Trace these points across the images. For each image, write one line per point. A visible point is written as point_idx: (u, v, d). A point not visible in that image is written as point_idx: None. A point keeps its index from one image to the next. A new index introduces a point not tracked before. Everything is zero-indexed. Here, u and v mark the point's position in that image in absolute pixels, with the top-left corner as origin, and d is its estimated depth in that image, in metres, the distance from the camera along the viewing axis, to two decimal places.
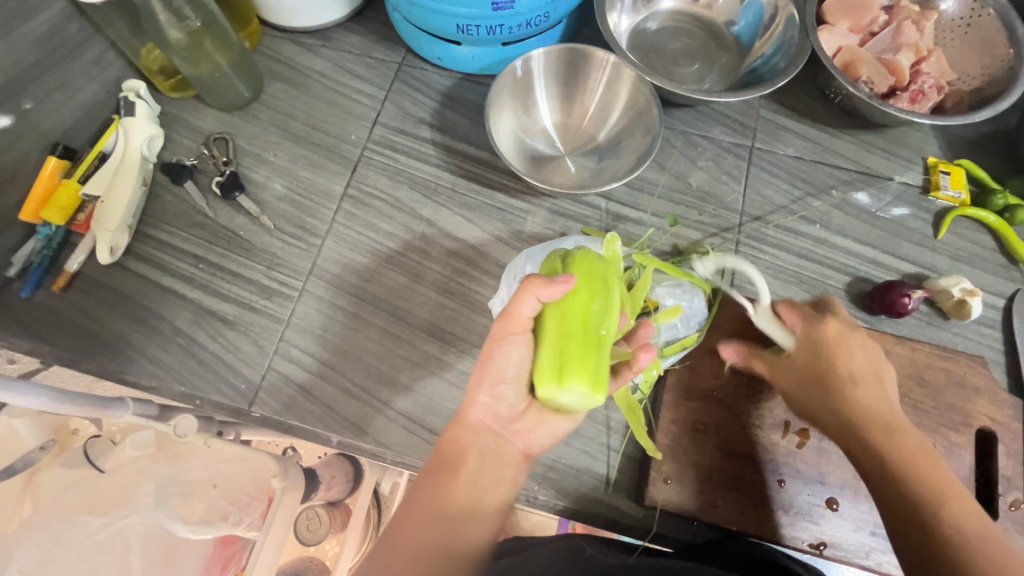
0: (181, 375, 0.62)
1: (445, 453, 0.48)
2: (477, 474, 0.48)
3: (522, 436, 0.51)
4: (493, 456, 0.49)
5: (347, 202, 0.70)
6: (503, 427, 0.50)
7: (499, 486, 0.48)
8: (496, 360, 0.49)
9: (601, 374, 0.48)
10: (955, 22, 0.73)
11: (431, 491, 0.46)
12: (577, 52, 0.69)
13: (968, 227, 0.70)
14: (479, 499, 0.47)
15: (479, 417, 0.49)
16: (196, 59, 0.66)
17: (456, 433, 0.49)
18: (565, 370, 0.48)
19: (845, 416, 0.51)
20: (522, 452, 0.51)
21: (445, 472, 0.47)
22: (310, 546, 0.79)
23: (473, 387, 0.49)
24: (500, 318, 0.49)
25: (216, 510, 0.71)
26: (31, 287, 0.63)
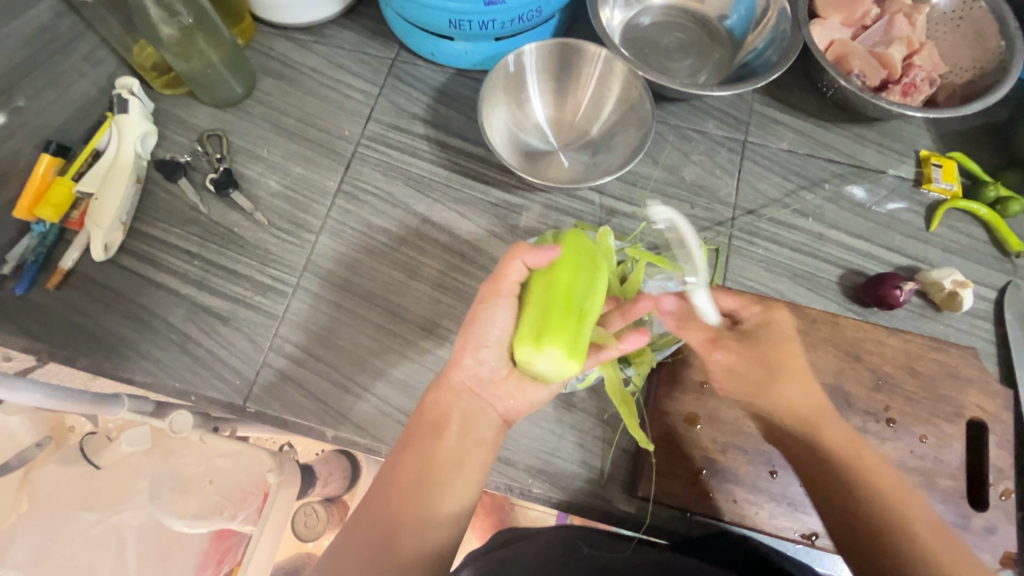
0: (176, 371, 0.62)
1: (427, 417, 0.49)
2: (460, 434, 0.48)
3: (503, 401, 0.51)
4: (476, 417, 0.50)
5: (341, 197, 0.70)
6: (485, 390, 0.50)
7: (481, 448, 0.49)
8: (479, 323, 0.50)
9: (579, 343, 0.48)
10: (948, 15, 0.73)
11: (413, 454, 0.47)
12: (570, 47, 0.69)
13: (960, 220, 0.70)
14: (461, 459, 0.47)
15: (462, 380, 0.50)
16: (188, 55, 0.66)
17: (439, 395, 0.50)
18: (544, 333, 0.47)
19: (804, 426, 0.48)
20: (502, 418, 0.51)
21: (427, 434, 0.48)
22: (309, 542, 0.80)
23: (457, 349, 0.50)
24: (489, 280, 0.51)
25: (211, 505, 0.71)
26: (26, 284, 0.63)
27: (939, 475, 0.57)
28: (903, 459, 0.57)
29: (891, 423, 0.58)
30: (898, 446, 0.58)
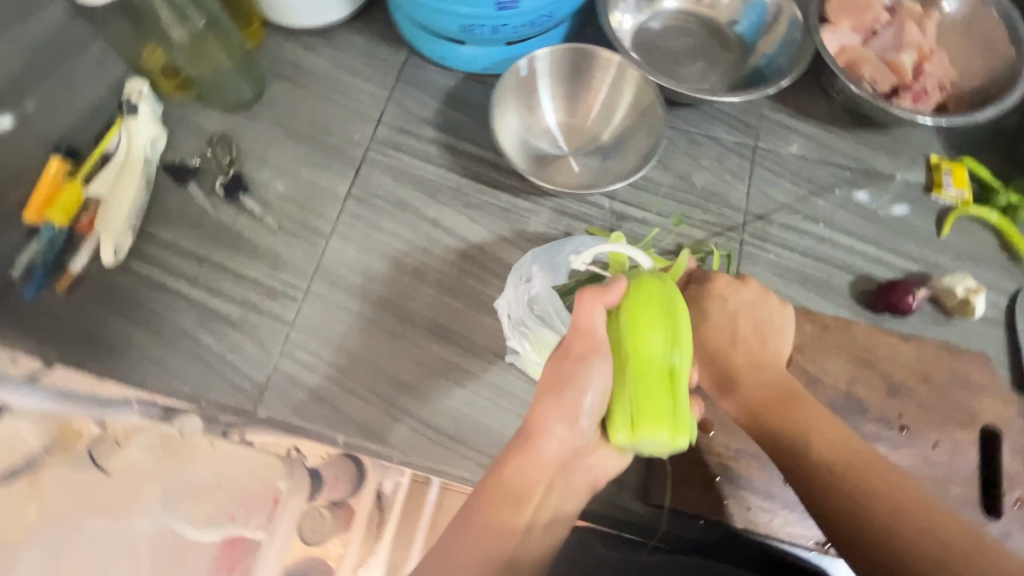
0: (186, 376, 0.62)
1: (511, 482, 0.45)
2: (542, 506, 0.46)
3: (591, 468, 0.50)
4: (561, 490, 0.48)
5: (351, 202, 0.70)
6: (576, 460, 0.49)
7: (559, 522, 0.47)
8: (574, 387, 0.47)
9: (678, 417, 0.46)
10: (954, 24, 0.73)
11: (491, 520, 0.43)
12: (581, 52, 0.70)
13: (971, 226, 0.70)
14: (537, 536, 0.45)
15: (553, 449, 0.47)
16: (198, 58, 0.67)
17: (525, 462, 0.46)
18: (641, 419, 0.46)
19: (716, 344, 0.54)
20: (588, 482, 0.51)
21: (510, 503, 0.45)
22: (314, 546, 0.69)
23: (550, 416, 0.47)
24: (574, 338, 0.48)
25: (221, 511, 0.68)
26: (35, 289, 0.63)
27: (953, 483, 0.57)
28: (917, 466, 0.57)
29: (904, 430, 0.58)
30: (911, 453, 0.58)
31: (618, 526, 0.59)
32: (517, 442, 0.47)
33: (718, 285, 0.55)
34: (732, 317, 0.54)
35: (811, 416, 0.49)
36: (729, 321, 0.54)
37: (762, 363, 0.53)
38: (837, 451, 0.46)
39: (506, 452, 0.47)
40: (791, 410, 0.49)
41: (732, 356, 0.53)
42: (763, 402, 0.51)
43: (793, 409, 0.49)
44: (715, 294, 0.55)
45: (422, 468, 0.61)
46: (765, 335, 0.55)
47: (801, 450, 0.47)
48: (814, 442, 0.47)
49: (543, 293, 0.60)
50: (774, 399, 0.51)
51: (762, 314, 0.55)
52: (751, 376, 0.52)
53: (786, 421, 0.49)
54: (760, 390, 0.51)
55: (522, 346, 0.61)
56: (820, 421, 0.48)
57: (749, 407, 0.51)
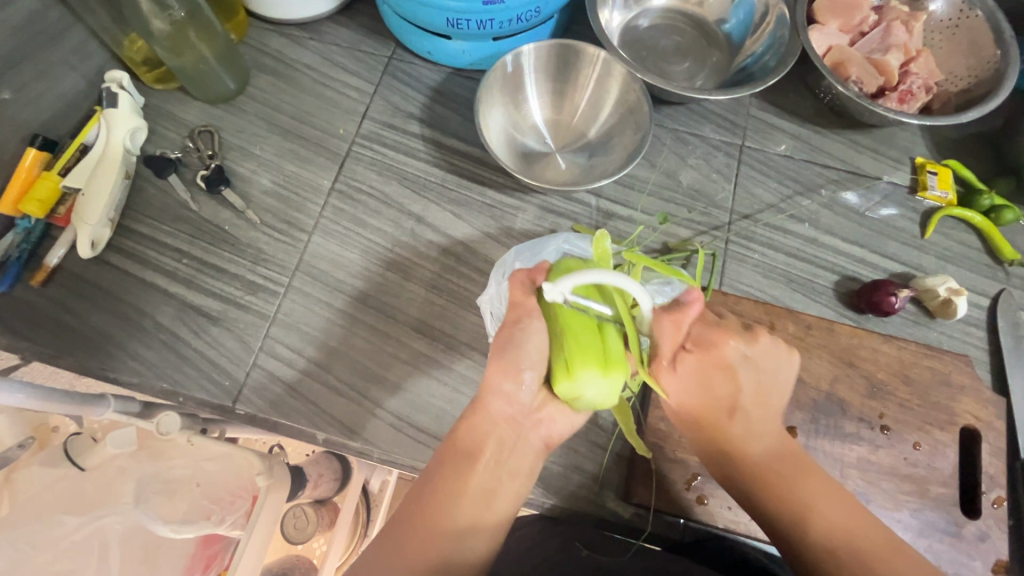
0: (164, 371, 0.61)
1: (462, 442, 0.47)
2: (494, 463, 0.47)
3: (542, 425, 0.51)
4: (513, 447, 0.49)
5: (335, 197, 0.69)
6: (525, 416, 0.49)
7: (516, 478, 0.48)
8: (516, 349, 0.48)
9: (608, 354, 0.48)
10: (944, 23, 0.73)
11: (444, 481, 0.46)
12: (568, 48, 0.69)
13: (954, 228, 0.70)
14: (493, 491, 0.47)
15: (500, 406, 0.48)
16: (179, 49, 0.65)
17: (474, 422, 0.48)
18: (573, 359, 0.46)
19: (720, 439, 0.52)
20: (543, 442, 0.51)
21: (461, 462, 0.47)
22: (298, 545, 0.77)
23: (496, 374, 0.48)
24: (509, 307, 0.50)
25: (198, 510, 0.69)
26: (10, 281, 0.61)
27: (932, 483, 0.57)
28: (897, 467, 0.57)
29: (885, 430, 0.59)
30: (891, 453, 0.58)
31: (602, 525, 0.58)
32: (469, 405, 0.49)
33: (725, 349, 0.51)
34: (731, 385, 0.52)
35: (814, 490, 0.48)
36: (730, 391, 0.52)
37: (762, 436, 0.52)
38: (839, 528, 0.46)
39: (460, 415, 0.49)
40: (793, 484, 0.49)
41: (733, 429, 0.52)
42: (766, 476, 0.50)
43: (794, 485, 0.49)
44: (717, 363, 0.51)
45: (403, 466, 0.60)
46: (763, 397, 0.53)
47: (800, 527, 0.47)
48: (817, 518, 0.47)
49: None
50: (776, 475, 0.50)
51: (765, 379, 0.52)
52: (752, 448, 0.51)
53: (789, 497, 0.48)
54: (758, 464, 0.51)
55: None
56: (821, 493, 0.48)
57: (749, 482, 0.51)
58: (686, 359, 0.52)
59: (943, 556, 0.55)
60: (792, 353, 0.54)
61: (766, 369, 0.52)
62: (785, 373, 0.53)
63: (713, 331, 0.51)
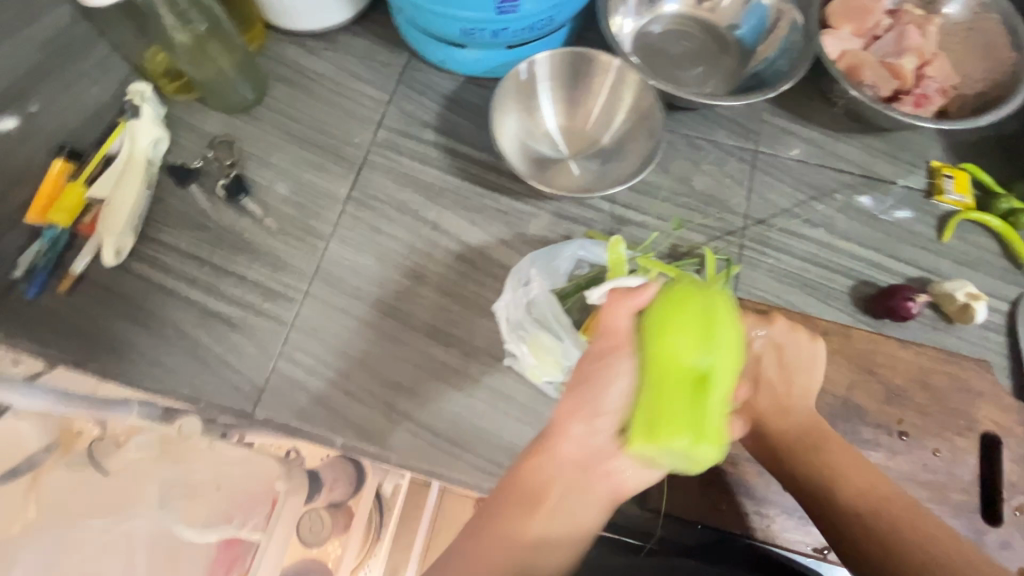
0: (186, 377, 0.64)
1: (528, 480, 0.45)
2: (559, 508, 0.44)
3: (614, 477, 0.44)
4: (580, 494, 0.44)
5: (351, 204, 0.70)
6: (594, 467, 0.44)
7: (579, 528, 0.44)
8: (592, 389, 0.43)
9: (704, 426, 0.37)
10: (959, 25, 0.73)
11: (508, 517, 0.43)
12: (580, 56, 0.70)
13: (972, 232, 0.70)
14: (556, 539, 0.43)
15: (572, 450, 0.44)
16: (198, 59, 0.67)
17: (542, 461, 0.45)
18: (659, 424, 0.38)
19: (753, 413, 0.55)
20: (611, 494, 0.45)
21: (523, 501, 0.44)
22: (312, 547, 0.69)
23: (566, 416, 0.44)
24: (597, 338, 0.45)
25: (217, 513, 0.62)
26: (36, 289, 0.63)
27: (952, 490, 0.57)
28: (916, 473, 0.57)
29: (903, 436, 0.58)
30: (910, 460, 0.57)
31: (617, 530, 0.58)
32: (538, 440, 0.46)
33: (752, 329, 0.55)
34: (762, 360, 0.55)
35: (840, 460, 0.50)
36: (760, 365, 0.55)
37: (790, 408, 0.54)
38: (863, 491, 0.48)
39: (527, 450, 0.46)
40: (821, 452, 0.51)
41: (757, 400, 0.55)
42: (799, 451, 0.52)
43: (820, 452, 0.51)
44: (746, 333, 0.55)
45: (420, 471, 0.61)
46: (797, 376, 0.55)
47: (828, 491, 0.49)
48: (843, 485, 0.49)
49: (540, 297, 0.61)
50: (802, 447, 0.52)
51: (788, 359, 0.55)
52: (783, 422, 0.53)
53: (817, 465, 0.50)
54: (788, 435, 0.53)
55: (519, 349, 0.61)
56: (851, 467, 0.50)
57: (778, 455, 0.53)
58: None
59: None
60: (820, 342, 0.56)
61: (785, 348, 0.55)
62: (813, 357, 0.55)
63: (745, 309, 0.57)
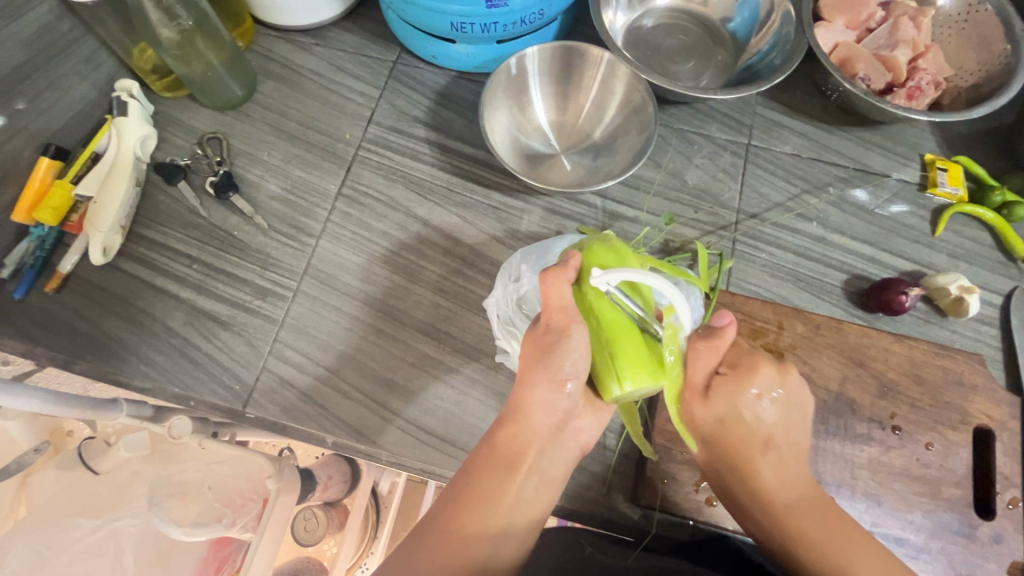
0: (176, 376, 0.62)
1: (501, 452, 0.49)
2: (531, 473, 0.49)
3: (580, 432, 0.52)
4: (549, 454, 0.50)
5: (341, 201, 0.70)
6: (563, 425, 0.51)
7: (550, 485, 0.50)
8: (560, 357, 0.48)
9: (653, 357, 0.51)
10: (952, 17, 0.73)
11: (483, 486, 0.48)
12: (572, 49, 0.69)
13: (966, 224, 0.69)
14: (527, 497, 0.49)
15: (541, 416, 0.49)
16: (188, 57, 0.66)
17: (513, 431, 0.49)
18: (627, 371, 0.49)
19: (754, 486, 0.53)
20: (579, 447, 0.52)
21: (499, 470, 0.49)
22: (308, 546, 0.79)
23: (536, 386, 0.49)
24: (552, 314, 0.49)
25: (210, 512, 0.69)
26: (24, 288, 0.62)
27: (946, 484, 0.56)
28: (909, 467, 0.57)
29: (896, 430, 0.58)
30: (903, 454, 0.57)
31: (610, 528, 0.58)
32: (507, 413, 0.50)
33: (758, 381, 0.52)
34: (763, 424, 0.53)
35: (846, 540, 0.49)
36: (764, 429, 0.53)
37: (796, 478, 0.53)
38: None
39: (498, 423, 0.50)
40: (826, 530, 0.50)
41: (762, 468, 0.53)
42: (802, 528, 0.51)
43: (827, 528, 0.50)
44: (745, 403, 0.53)
45: (412, 469, 0.60)
46: (794, 439, 0.54)
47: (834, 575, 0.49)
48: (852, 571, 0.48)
49: (531, 293, 0.61)
50: (808, 522, 0.51)
51: (791, 420, 0.53)
52: (785, 492, 0.52)
53: (822, 543, 0.50)
54: (795, 507, 0.52)
55: (511, 346, 0.61)
56: (859, 546, 0.49)
57: (782, 531, 0.52)
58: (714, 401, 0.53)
59: (957, 558, 0.55)
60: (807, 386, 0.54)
61: (788, 408, 0.53)
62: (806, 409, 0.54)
63: (751, 359, 0.53)
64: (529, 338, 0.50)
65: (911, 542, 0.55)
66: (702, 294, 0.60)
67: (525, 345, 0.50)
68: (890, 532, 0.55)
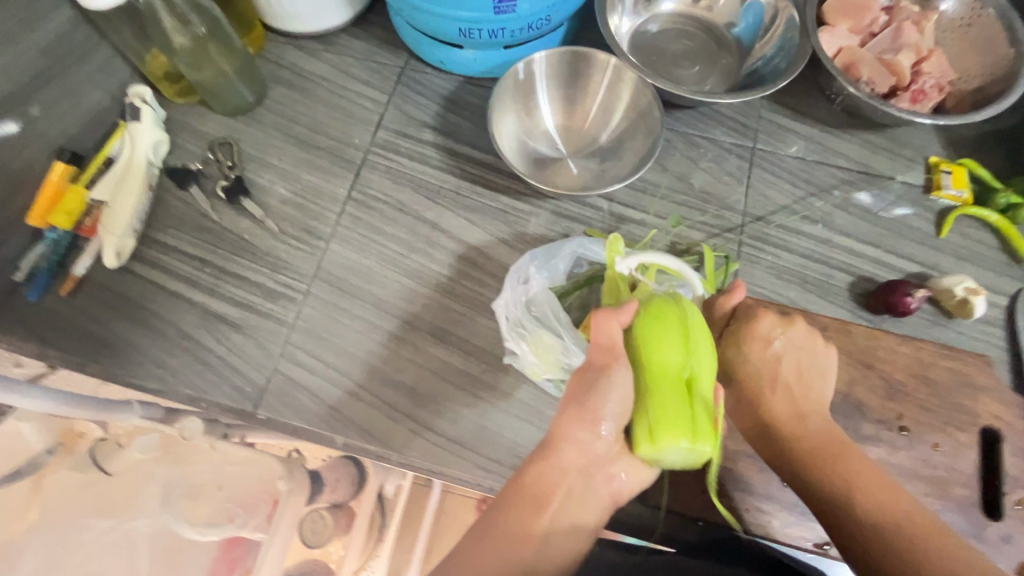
0: (188, 378, 0.62)
1: (530, 488, 0.47)
2: (560, 516, 0.47)
3: (614, 481, 0.50)
4: (580, 497, 0.48)
5: (351, 204, 0.71)
6: (597, 471, 0.49)
7: (580, 533, 0.48)
8: (596, 399, 0.47)
9: (697, 424, 0.46)
10: (955, 22, 0.73)
11: (509, 520, 0.46)
12: (578, 55, 0.70)
13: (971, 226, 0.70)
14: (556, 543, 0.46)
15: (574, 457, 0.48)
16: (200, 64, 0.67)
17: (545, 468, 0.48)
18: (658, 428, 0.46)
19: (761, 412, 0.53)
20: (611, 498, 0.50)
21: (527, 508, 0.46)
22: (314, 549, 0.76)
23: (572, 426, 0.47)
24: (597, 353, 0.49)
25: (223, 512, 0.72)
26: (39, 292, 0.63)
27: (953, 485, 0.57)
28: (916, 468, 0.57)
29: (903, 431, 0.58)
30: (911, 454, 0.58)
31: (617, 527, 0.59)
32: (540, 450, 0.48)
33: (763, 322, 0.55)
34: (774, 358, 0.54)
35: (855, 463, 0.47)
36: (773, 363, 0.54)
37: (806, 409, 0.52)
38: (882, 496, 0.45)
39: (529, 458, 0.48)
40: (833, 454, 0.48)
41: (771, 398, 0.53)
42: (812, 453, 0.49)
43: (835, 454, 0.48)
44: (753, 340, 0.55)
45: (422, 470, 0.61)
46: (806, 380, 0.53)
47: (839, 491, 0.46)
48: (858, 489, 0.46)
49: (540, 294, 0.62)
50: (815, 445, 0.49)
51: (805, 361, 0.54)
52: (794, 420, 0.51)
53: (827, 464, 0.48)
54: (803, 434, 0.50)
55: (520, 347, 0.60)
56: (867, 469, 0.47)
57: (792, 456, 0.50)
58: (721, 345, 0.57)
59: None
60: (831, 348, 0.55)
61: (801, 349, 0.54)
62: (824, 362, 0.55)
63: (753, 309, 0.56)
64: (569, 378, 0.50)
65: None
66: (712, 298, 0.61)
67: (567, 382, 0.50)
68: None
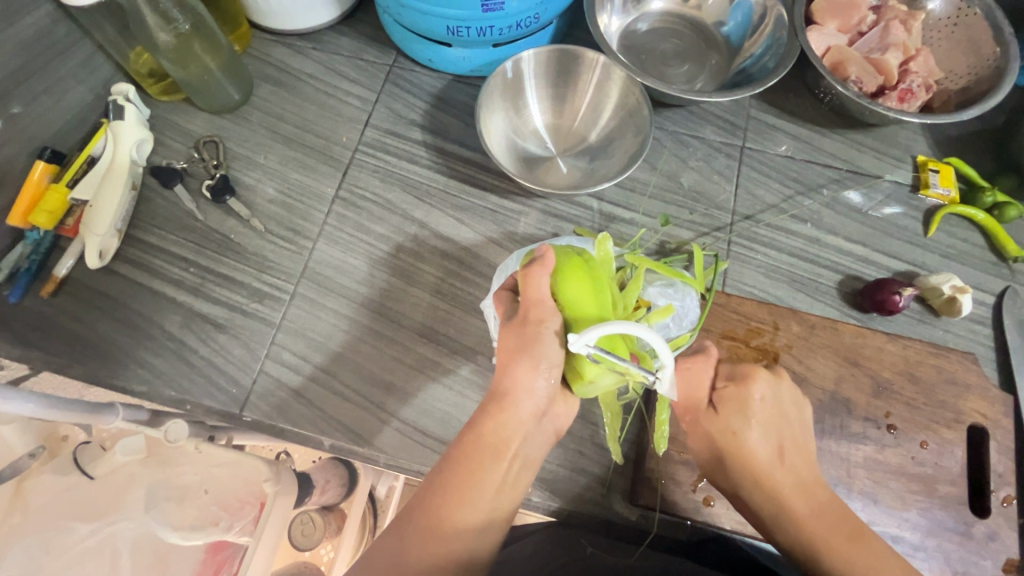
0: (172, 380, 0.61)
1: (488, 441, 0.47)
2: (516, 460, 0.48)
3: (557, 417, 0.53)
4: (532, 438, 0.50)
5: (338, 204, 0.70)
6: (545, 412, 0.51)
7: (531, 470, 0.50)
8: (541, 348, 0.48)
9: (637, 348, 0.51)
10: (942, 21, 0.74)
11: (468, 477, 0.46)
12: (567, 53, 0.70)
13: (957, 225, 0.70)
14: (509, 488, 0.48)
15: (526, 405, 0.49)
16: (185, 61, 0.66)
17: (501, 420, 0.48)
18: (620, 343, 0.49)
19: (766, 491, 0.52)
20: (553, 431, 0.53)
21: (484, 460, 0.47)
22: (304, 551, 0.81)
23: (521, 373, 0.48)
24: (531, 306, 0.50)
25: (207, 516, 0.72)
26: (20, 293, 0.62)
27: (940, 482, 0.57)
28: (904, 466, 0.57)
29: (891, 429, 0.58)
30: (899, 452, 0.58)
31: (608, 528, 0.58)
32: (493, 402, 0.48)
33: (757, 386, 0.54)
34: (772, 431, 0.53)
35: (864, 544, 0.49)
36: (772, 437, 0.53)
37: (809, 485, 0.52)
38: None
39: (483, 411, 0.48)
40: (845, 537, 0.49)
41: (775, 474, 0.53)
42: (824, 530, 0.50)
43: (847, 533, 0.49)
44: (750, 402, 0.53)
45: (409, 471, 0.60)
46: (802, 444, 0.54)
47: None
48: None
49: None
50: (825, 525, 0.50)
51: (798, 424, 0.54)
52: (799, 501, 0.52)
53: (842, 546, 0.49)
54: (811, 515, 0.51)
55: None
56: (877, 549, 0.48)
57: (804, 538, 0.51)
58: (718, 411, 0.54)
59: (953, 555, 0.55)
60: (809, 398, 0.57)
61: (790, 407, 0.54)
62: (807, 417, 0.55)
63: (742, 366, 0.55)
64: (506, 331, 0.50)
65: (907, 540, 0.55)
66: (699, 298, 0.60)
67: (503, 337, 0.50)
68: (886, 531, 0.55)
